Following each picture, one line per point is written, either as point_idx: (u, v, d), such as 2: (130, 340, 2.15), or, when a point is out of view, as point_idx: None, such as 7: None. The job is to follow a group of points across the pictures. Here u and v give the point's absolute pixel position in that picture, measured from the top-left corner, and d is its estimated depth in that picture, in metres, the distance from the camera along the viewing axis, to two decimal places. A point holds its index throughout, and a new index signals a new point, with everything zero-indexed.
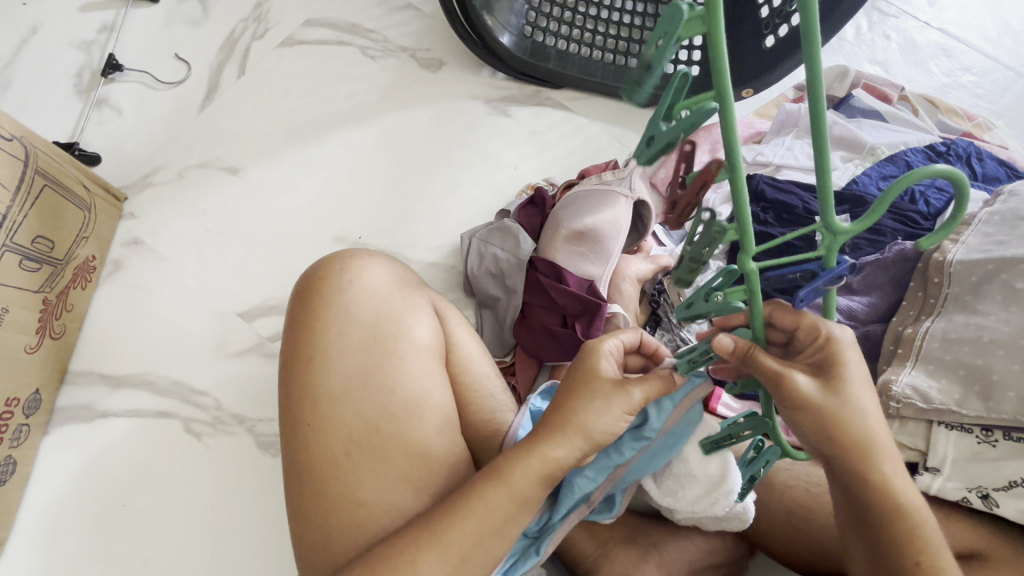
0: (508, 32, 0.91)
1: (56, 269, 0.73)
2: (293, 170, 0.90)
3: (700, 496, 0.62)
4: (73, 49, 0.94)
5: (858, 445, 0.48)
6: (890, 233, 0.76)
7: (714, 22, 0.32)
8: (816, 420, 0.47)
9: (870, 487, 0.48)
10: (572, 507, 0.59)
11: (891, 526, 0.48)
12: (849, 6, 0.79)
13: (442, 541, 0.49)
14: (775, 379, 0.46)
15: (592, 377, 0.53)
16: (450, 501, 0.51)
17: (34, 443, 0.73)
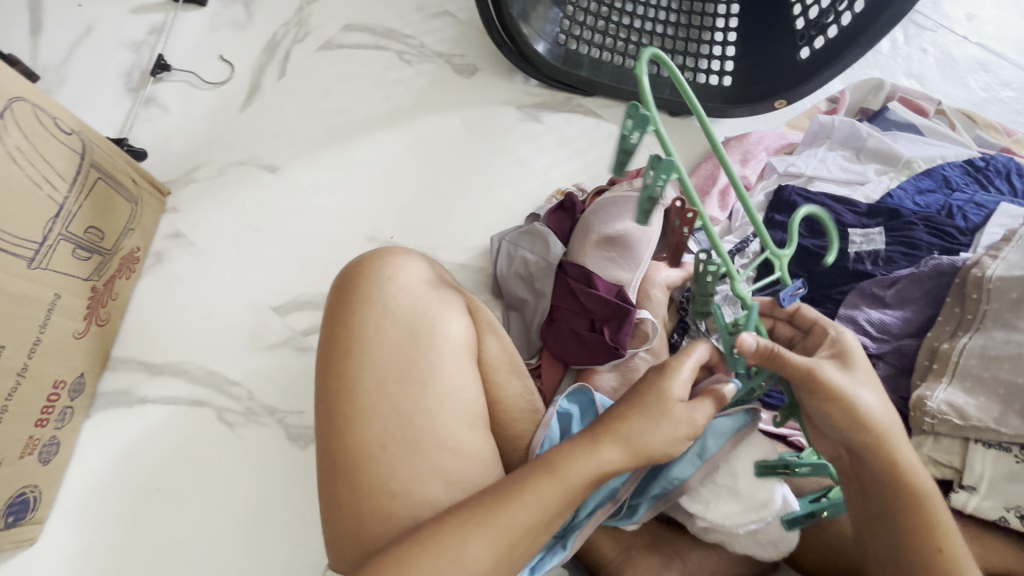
0: (543, 40, 0.92)
1: (105, 258, 0.76)
2: (329, 170, 0.92)
3: (736, 513, 0.59)
4: (124, 49, 0.98)
5: (875, 437, 0.50)
6: (925, 247, 0.75)
7: (654, 110, 0.45)
8: (844, 408, 0.50)
9: (899, 481, 0.49)
10: (598, 503, 0.60)
11: (912, 525, 0.49)
12: (891, 15, 0.77)
13: (490, 525, 0.48)
14: (808, 376, 0.50)
15: (661, 393, 0.54)
16: (501, 488, 0.50)
17: (77, 425, 0.75)
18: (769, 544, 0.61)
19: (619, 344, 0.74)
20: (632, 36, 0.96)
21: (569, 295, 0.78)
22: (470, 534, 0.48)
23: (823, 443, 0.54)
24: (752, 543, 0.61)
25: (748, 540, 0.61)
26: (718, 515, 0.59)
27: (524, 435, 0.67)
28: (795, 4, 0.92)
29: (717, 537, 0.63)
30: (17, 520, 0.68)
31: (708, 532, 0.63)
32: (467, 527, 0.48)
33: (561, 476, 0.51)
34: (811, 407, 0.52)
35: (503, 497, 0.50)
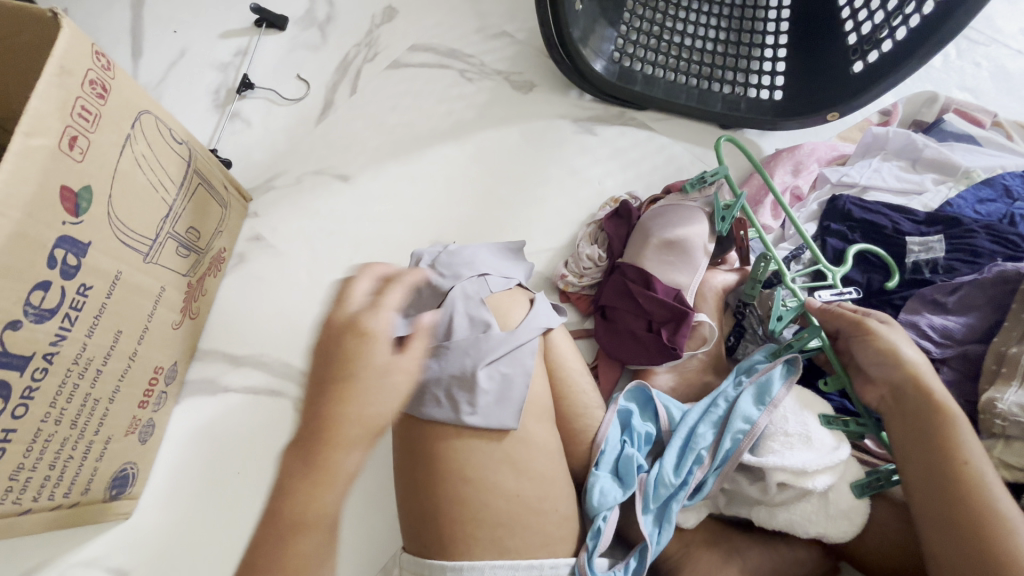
0: (599, 57, 0.97)
1: (198, 257, 0.83)
2: (396, 179, 0.99)
3: (813, 458, 0.63)
4: (213, 70, 1.08)
5: (916, 376, 0.61)
6: (987, 255, 0.75)
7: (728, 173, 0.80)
8: (880, 343, 0.64)
9: (929, 398, 0.59)
10: (687, 466, 0.66)
11: (947, 443, 0.57)
12: (956, 25, 0.77)
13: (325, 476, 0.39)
14: (856, 323, 0.66)
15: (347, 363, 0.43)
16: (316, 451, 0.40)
17: (169, 409, 0.82)
18: (842, 517, 0.63)
19: (676, 345, 0.76)
20: (683, 54, 1.00)
21: (622, 295, 0.81)
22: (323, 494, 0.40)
23: (872, 391, 0.65)
24: (823, 516, 0.63)
25: (821, 513, 0.63)
26: (798, 461, 0.62)
27: (587, 429, 0.70)
28: (846, 20, 0.94)
29: (784, 519, 0.64)
30: (119, 493, 0.74)
31: (774, 513, 0.65)
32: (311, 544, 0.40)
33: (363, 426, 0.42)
34: (858, 346, 0.66)
35: (341, 387, 0.42)
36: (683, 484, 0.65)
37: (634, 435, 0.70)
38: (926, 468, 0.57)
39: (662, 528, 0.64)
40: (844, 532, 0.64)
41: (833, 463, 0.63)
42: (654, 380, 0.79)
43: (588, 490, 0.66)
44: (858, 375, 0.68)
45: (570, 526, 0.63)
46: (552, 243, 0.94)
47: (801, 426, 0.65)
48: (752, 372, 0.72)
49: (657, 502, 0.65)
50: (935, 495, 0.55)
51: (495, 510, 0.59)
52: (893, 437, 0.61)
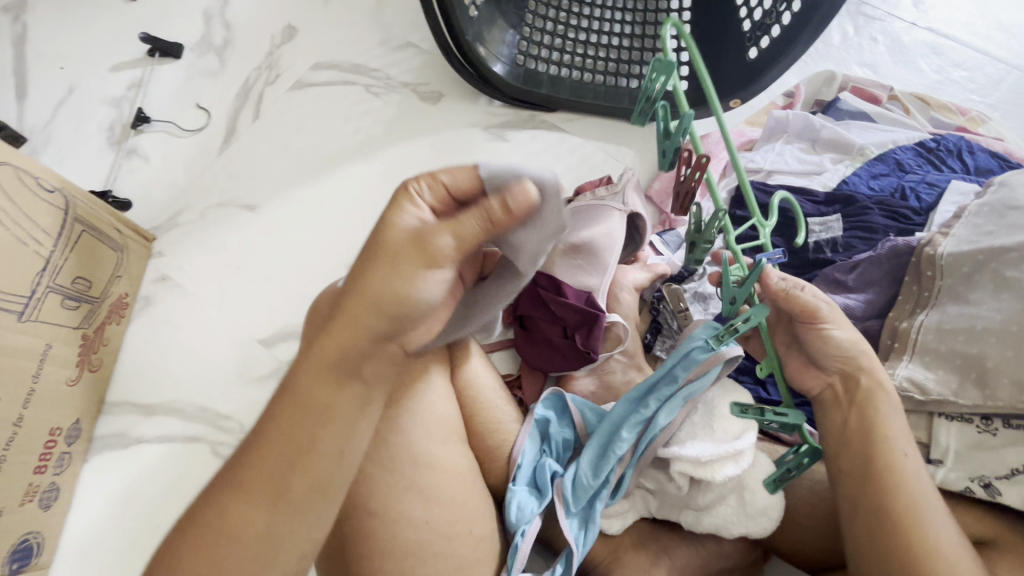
0: (500, 61, 0.96)
1: (93, 306, 0.79)
2: (306, 204, 0.96)
3: (712, 448, 0.62)
4: (106, 105, 1.03)
5: (864, 369, 0.57)
6: (882, 230, 0.77)
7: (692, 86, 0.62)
8: (825, 335, 0.57)
9: (862, 391, 0.56)
10: (610, 469, 0.65)
11: (885, 439, 0.54)
12: (828, 11, 0.81)
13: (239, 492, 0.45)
14: (809, 311, 0.56)
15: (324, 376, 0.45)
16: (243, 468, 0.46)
17: (76, 470, 0.78)
18: (759, 515, 0.63)
19: (591, 349, 0.76)
20: (588, 51, 1.00)
21: (535, 302, 0.80)
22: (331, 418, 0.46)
23: (813, 378, 0.59)
24: (742, 517, 0.64)
25: (739, 514, 0.64)
26: (693, 450, 0.62)
27: (502, 446, 0.69)
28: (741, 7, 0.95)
29: (710, 523, 0.65)
30: (21, 566, 0.69)
31: (700, 517, 0.65)
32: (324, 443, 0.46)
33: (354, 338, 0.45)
34: (806, 333, 0.57)
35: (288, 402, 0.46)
36: (605, 483, 0.65)
37: (551, 444, 0.70)
38: (862, 465, 0.54)
39: (586, 529, 0.65)
40: (764, 529, 0.64)
41: (736, 455, 0.61)
42: (575, 386, 0.79)
43: (506, 507, 0.65)
44: (795, 356, 0.60)
45: (485, 547, 0.63)
46: None
47: (704, 413, 0.64)
48: (691, 365, 0.62)
49: (579, 505, 0.65)
50: (857, 490, 0.54)
51: (400, 546, 0.58)
52: (829, 429, 0.57)
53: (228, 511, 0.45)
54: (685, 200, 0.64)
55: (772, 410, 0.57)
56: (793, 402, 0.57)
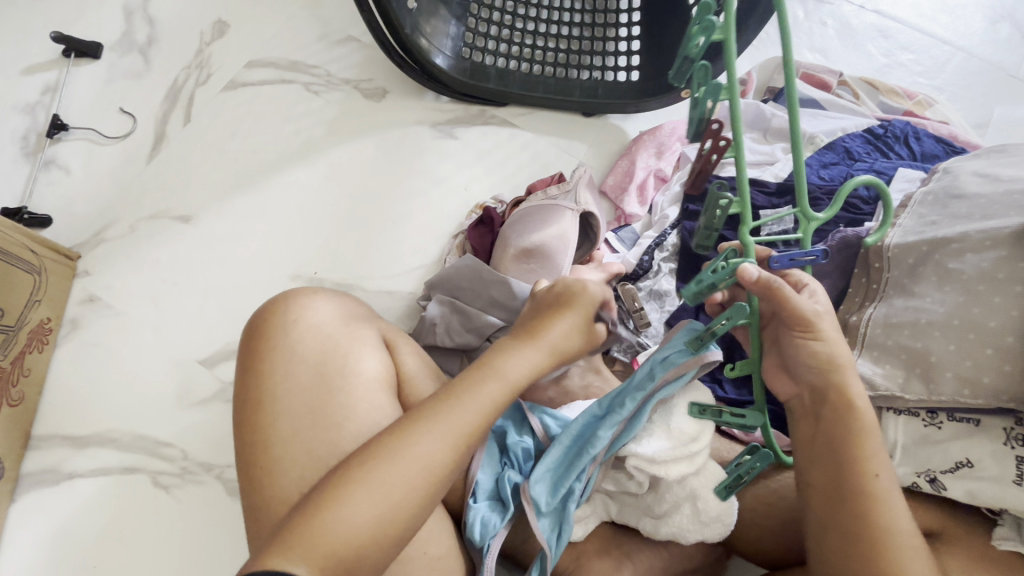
0: (444, 55, 0.92)
1: (7, 335, 0.73)
2: (244, 214, 0.91)
3: (669, 448, 0.62)
4: (17, 113, 0.95)
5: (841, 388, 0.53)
6: (833, 221, 0.77)
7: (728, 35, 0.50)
8: (811, 352, 0.54)
9: (842, 406, 0.53)
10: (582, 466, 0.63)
11: (860, 459, 0.53)
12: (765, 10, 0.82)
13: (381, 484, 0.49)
14: (798, 317, 0.53)
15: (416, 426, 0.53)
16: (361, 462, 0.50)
17: (1, 511, 0.73)
18: (715, 521, 0.64)
19: None
20: (536, 42, 0.96)
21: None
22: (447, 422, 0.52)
23: (784, 384, 0.57)
24: (697, 525, 0.64)
25: (694, 522, 0.64)
26: (649, 449, 0.62)
27: None
28: None
29: (668, 531, 0.65)
30: None
31: (659, 525, 0.66)
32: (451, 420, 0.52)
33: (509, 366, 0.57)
34: (791, 344, 0.54)
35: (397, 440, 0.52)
36: (577, 484, 0.63)
37: (512, 456, 0.68)
38: (836, 486, 0.53)
39: (560, 532, 0.63)
40: (720, 533, 0.65)
41: (690, 455, 0.62)
42: (534, 394, 0.77)
43: (468, 524, 0.63)
44: (772, 355, 0.57)
45: (444, 565, 0.61)
46: (422, 261, 0.90)
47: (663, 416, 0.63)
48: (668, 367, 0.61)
49: (550, 507, 0.63)
50: (829, 509, 0.53)
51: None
52: (799, 440, 0.56)
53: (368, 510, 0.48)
54: (699, 179, 0.53)
55: (729, 412, 0.61)
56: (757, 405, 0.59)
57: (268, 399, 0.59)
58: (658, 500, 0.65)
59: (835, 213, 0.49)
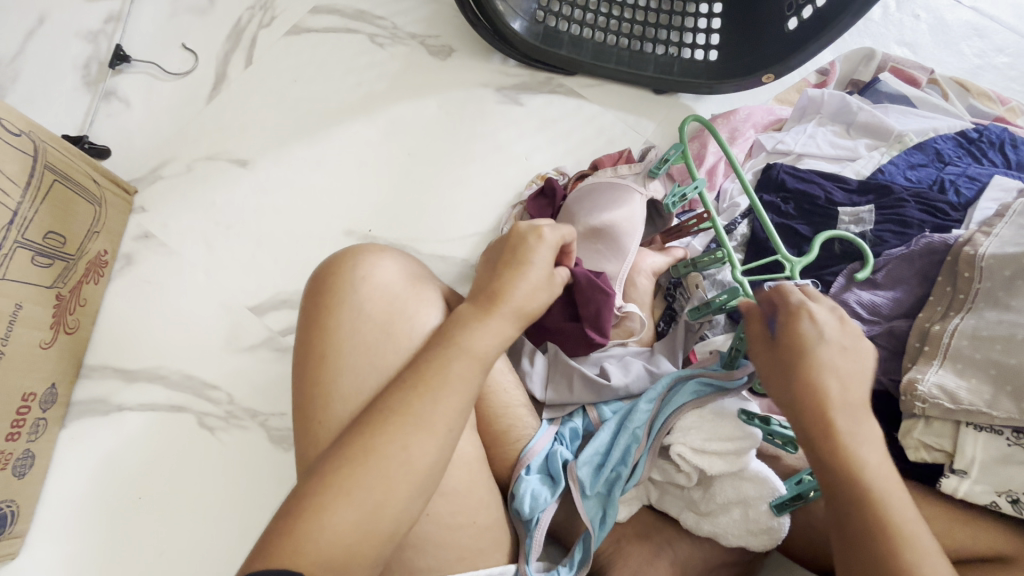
0: (520, 18, 0.88)
1: (68, 264, 0.73)
2: (301, 164, 0.89)
3: (716, 442, 0.63)
4: (80, 40, 0.93)
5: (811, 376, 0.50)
6: (917, 225, 0.73)
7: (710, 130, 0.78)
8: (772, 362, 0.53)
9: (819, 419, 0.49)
10: (629, 448, 0.64)
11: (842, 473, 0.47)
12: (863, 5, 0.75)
13: (348, 490, 0.45)
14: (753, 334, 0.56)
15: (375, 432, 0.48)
16: (334, 463, 0.47)
17: (52, 436, 0.74)
18: (762, 532, 0.62)
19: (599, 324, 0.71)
20: (612, 11, 0.92)
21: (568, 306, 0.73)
22: (414, 436, 0.48)
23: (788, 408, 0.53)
24: (744, 531, 0.63)
25: (741, 529, 0.63)
26: (697, 438, 0.63)
27: (511, 430, 0.67)
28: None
29: (710, 529, 0.64)
30: None
31: (700, 521, 0.64)
32: (411, 431, 0.48)
33: (468, 347, 0.51)
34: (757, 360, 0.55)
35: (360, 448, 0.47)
36: (624, 468, 0.63)
37: (562, 435, 0.68)
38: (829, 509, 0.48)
39: (606, 513, 0.63)
40: (765, 545, 0.63)
41: (734, 454, 0.62)
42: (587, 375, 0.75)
43: (518, 496, 0.62)
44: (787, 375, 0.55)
45: (490, 535, 0.60)
46: (477, 228, 0.88)
47: (715, 412, 0.64)
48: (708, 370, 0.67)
49: (597, 489, 0.63)
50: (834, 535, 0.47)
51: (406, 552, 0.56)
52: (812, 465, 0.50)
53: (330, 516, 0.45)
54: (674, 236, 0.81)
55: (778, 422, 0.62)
56: None
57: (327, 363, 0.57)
58: (706, 498, 0.64)
59: (811, 257, 0.68)
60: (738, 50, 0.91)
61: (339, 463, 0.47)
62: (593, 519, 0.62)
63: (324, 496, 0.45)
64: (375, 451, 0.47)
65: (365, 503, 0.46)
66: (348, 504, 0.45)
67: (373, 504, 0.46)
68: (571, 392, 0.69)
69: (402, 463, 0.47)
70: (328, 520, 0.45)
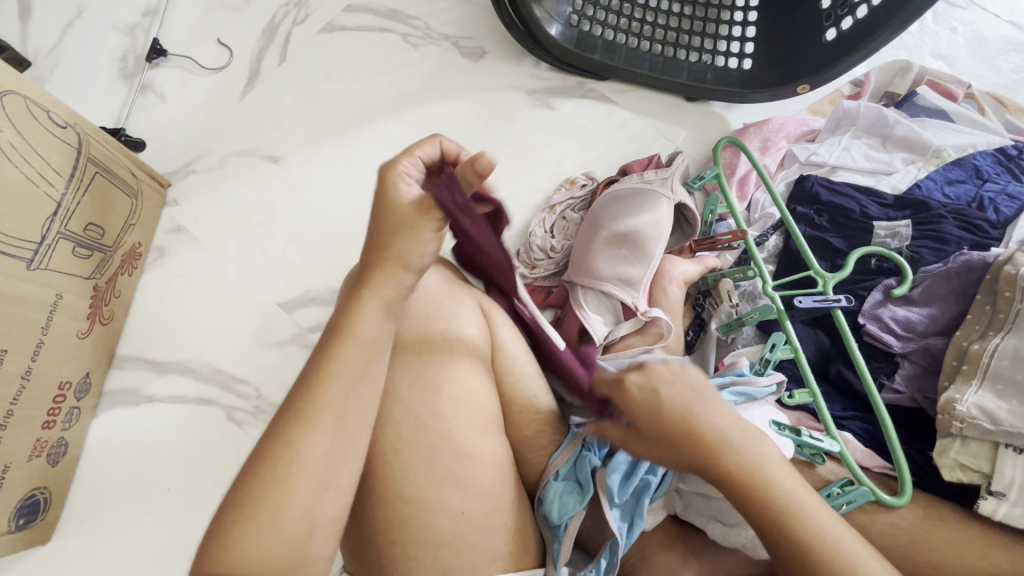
0: (555, 22, 0.88)
1: (105, 255, 0.74)
2: (332, 162, 0.89)
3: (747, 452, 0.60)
4: (118, 32, 0.94)
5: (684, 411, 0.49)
6: (954, 242, 0.72)
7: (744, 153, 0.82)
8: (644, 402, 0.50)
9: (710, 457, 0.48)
10: None
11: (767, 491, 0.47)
12: (917, 7, 0.72)
13: (248, 527, 0.42)
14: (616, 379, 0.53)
15: (271, 460, 0.44)
16: (243, 504, 0.43)
17: (84, 424, 0.74)
18: None
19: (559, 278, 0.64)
20: (647, 16, 0.91)
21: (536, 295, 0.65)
22: (307, 437, 0.44)
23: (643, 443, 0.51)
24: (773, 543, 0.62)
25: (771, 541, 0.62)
26: None
27: (540, 435, 0.67)
28: None
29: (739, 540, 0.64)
30: (28, 522, 0.67)
31: (729, 531, 0.64)
32: (317, 441, 0.45)
33: (355, 338, 0.47)
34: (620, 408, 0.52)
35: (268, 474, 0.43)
36: (652, 476, 0.63)
37: (590, 442, 0.67)
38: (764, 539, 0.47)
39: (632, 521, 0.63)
40: None
41: None
42: None
43: (546, 501, 0.63)
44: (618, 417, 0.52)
45: (519, 538, 0.61)
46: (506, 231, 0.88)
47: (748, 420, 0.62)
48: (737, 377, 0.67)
49: (624, 497, 0.62)
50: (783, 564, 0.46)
51: (428, 557, 0.56)
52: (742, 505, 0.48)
53: (225, 554, 0.42)
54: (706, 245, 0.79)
55: (809, 433, 0.61)
56: (832, 430, 0.62)
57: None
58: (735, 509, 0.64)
59: (843, 274, 0.69)
60: (772, 60, 0.90)
61: (242, 492, 0.43)
62: (620, 527, 0.62)
63: (228, 541, 0.42)
64: (279, 475, 0.43)
65: (281, 538, 0.42)
66: (256, 527, 0.42)
67: (280, 516, 0.43)
68: None
69: (306, 482, 0.44)
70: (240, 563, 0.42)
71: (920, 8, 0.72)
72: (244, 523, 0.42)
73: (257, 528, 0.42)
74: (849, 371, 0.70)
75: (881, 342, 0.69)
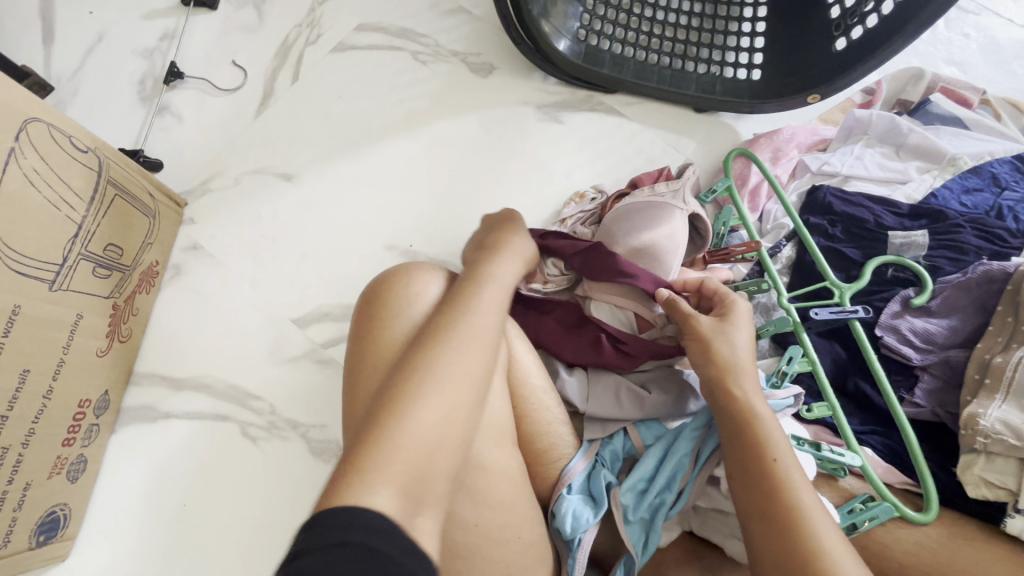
0: (563, 37, 0.89)
1: (124, 274, 0.76)
2: (344, 179, 0.90)
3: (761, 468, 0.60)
4: (136, 56, 0.97)
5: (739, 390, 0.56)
6: (973, 252, 0.71)
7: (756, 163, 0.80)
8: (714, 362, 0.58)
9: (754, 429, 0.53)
10: (674, 471, 0.63)
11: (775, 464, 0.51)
12: (934, 11, 0.71)
13: (422, 392, 0.45)
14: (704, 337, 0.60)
15: (431, 344, 0.48)
16: (406, 374, 0.46)
17: (103, 441, 0.76)
18: None
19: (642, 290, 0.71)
20: (654, 29, 0.91)
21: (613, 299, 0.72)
22: (465, 343, 0.49)
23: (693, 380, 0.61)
24: None
25: None
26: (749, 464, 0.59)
27: (551, 450, 0.66)
28: (833, 5, 0.86)
29: None
30: (48, 538, 0.68)
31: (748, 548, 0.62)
32: (469, 337, 0.50)
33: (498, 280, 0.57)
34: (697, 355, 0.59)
35: (429, 353, 0.47)
36: (667, 491, 0.62)
37: (603, 457, 0.67)
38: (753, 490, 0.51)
39: (648, 536, 0.62)
40: None
41: None
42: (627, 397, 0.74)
43: (559, 515, 0.62)
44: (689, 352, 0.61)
45: (534, 553, 0.60)
46: None
47: None
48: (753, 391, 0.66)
49: (638, 513, 0.62)
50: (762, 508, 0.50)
51: None
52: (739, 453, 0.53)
53: (410, 418, 0.44)
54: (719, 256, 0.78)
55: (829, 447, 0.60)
56: (853, 444, 0.60)
57: (392, 358, 0.55)
58: None
59: (860, 284, 0.68)
60: (781, 70, 0.90)
61: (406, 373, 0.46)
62: (636, 543, 0.62)
63: (403, 404, 0.44)
64: (443, 361, 0.47)
65: (452, 409, 0.46)
66: (430, 395, 0.45)
67: (445, 409, 0.45)
68: (619, 408, 0.68)
69: (477, 369, 0.49)
70: (415, 422, 0.44)
71: (935, 14, 0.71)
72: (423, 388, 0.45)
73: (423, 402, 0.45)
74: (867, 385, 0.68)
75: (899, 355, 0.67)
